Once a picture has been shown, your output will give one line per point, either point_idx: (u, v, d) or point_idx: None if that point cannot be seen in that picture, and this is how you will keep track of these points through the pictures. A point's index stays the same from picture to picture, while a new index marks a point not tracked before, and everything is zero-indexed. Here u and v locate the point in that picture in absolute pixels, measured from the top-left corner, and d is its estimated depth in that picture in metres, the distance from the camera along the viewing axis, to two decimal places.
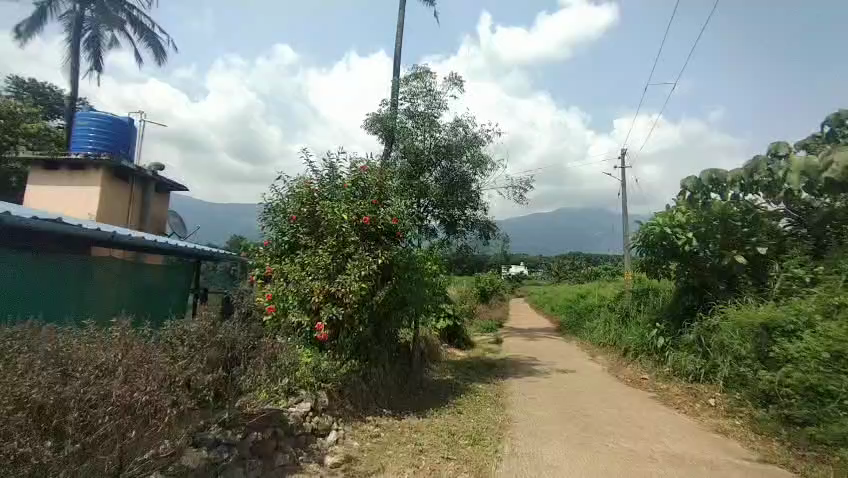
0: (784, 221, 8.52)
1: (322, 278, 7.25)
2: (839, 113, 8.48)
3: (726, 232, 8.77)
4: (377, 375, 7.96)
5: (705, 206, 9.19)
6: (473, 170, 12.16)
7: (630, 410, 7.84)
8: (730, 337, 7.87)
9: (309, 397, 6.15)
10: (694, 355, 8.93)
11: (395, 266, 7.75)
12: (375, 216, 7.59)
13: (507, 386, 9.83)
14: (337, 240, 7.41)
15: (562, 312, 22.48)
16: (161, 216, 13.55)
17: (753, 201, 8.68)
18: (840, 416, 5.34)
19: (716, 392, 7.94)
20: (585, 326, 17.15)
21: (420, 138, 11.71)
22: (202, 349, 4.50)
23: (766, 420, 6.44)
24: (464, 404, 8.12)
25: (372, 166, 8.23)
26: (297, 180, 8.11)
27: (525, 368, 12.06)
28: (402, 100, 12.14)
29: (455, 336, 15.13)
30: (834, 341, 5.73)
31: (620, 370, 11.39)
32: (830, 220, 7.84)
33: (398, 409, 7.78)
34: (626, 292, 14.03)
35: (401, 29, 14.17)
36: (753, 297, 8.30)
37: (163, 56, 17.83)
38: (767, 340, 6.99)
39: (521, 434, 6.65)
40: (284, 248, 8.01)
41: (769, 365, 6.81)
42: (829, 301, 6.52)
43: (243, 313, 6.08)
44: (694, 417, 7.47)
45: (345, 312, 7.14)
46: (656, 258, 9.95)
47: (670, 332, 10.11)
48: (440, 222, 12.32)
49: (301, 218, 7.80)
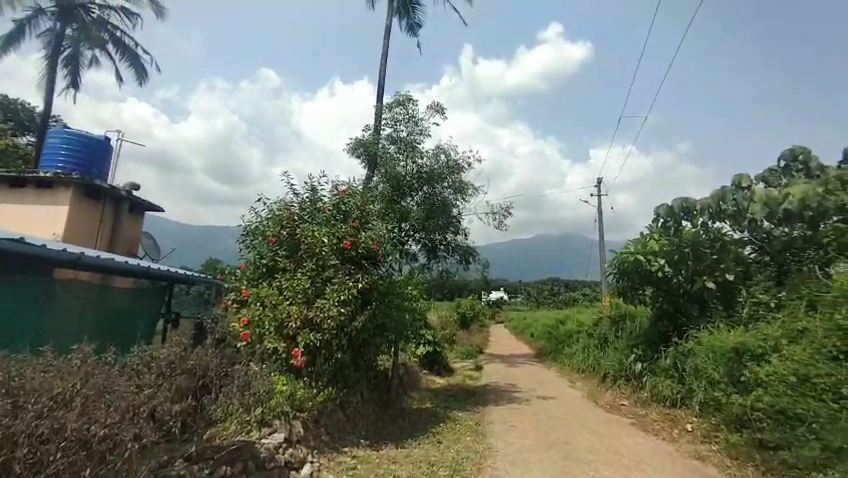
0: (748, 249, 8.84)
1: (300, 302, 7.14)
2: (793, 149, 9.08)
3: (697, 258, 9.09)
4: (353, 404, 7.77)
5: (676, 233, 9.46)
6: (454, 196, 12.37)
7: (610, 438, 7.81)
8: (705, 361, 8.02)
9: (284, 427, 5.92)
10: (670, 380, 9.05)
11: (375, 291, 7.66)
12: (356, 240, 7.56)
13: (487, 414, 9.69)
14: (316, 265, 7.37)
15: (542, 338, 22.55)
16: (133, 237, 13.11)
17: (720, 229, 9.06)
18: (810, 440, 5.44)
19: (693, 417, 8.01)
20: (564, 352, 17.22)
21: (402, 164, 11.88)
22: (170, 377, 4.27)
23: (741, 445, 6.53)
24: (444, 433, 7.95)
25: (353, 190, 8.27)
26: (277, 202, 8.07)
27: (505, 394, 11.94)
28: (385, 126, 12.37)
29: (435, 362, 14.93)
30: (800, 365, 5.90)
31: (599, 396, 11.41)
32: (790, 248, 8.23)
33: (376, 439, 7.50)
34: (604, 317, 14.22)
35: (384, 58, 14.55)
36: (724, 323, 8.57)
37: (144, 77, 17.75)
38: (738, 364, 7.19)
39: (501, 463, 6.54)
40: (262, 271, 7.86)
41: (742, 389, 7.00)
42: (794, 327, 6.64)
43: (216, 339, 5.86)
44: (673, 443, 7.48)
45: (323, 338, 6.99)
46: (631, 284, 10.03)
47: (647, 357, 10.25)
48: (421, 247, 12.39)
49: (281, 241, 7.74)
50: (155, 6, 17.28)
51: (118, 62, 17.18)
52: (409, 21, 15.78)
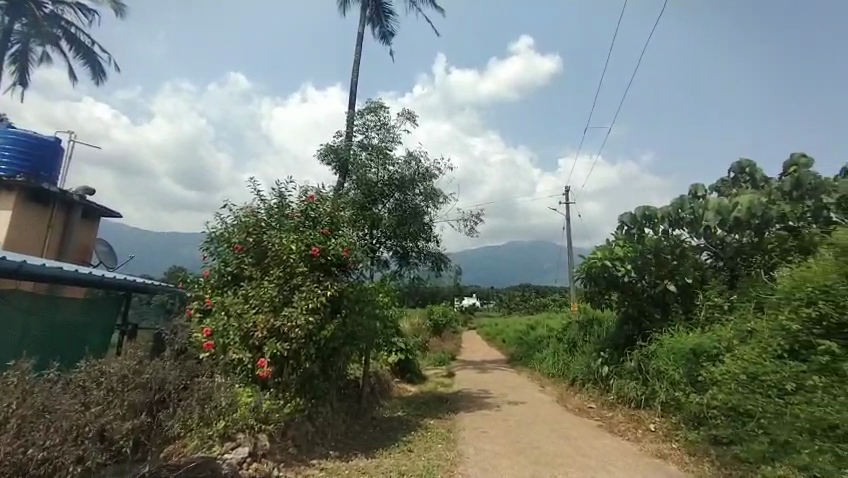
0: (705, 254, 9.28)
1: (267, 311, 6.98)
2: (740, 162, 9.70)
3: (659, 264, 9.46)
4: (323, 414, 7.64)
5: (639, 240, 9.80)
6: (425, 203, 12.41)
7: (578, 440, 7.98)
8: (666, 363, 8.35)
9: (248, 441, 5.75)
10: (635, 382, 9.34)
11: (345, 299, 7.49)
12: (325, 246, 7.43)
13: (458, 421, 9.70)
14: (284, 272, 7.20)
15: (513, 343, 22.83)
16: (86, 245, 12.47)
17: (680, 236, 9.48)
18: (758, 434, 5.76)
19: (655, 417, 8.29)
20: (535, 357, 17.48)
21: (374, 171, 11.84)
22: (122, 393, 4.00)
23: (698, 442, 6.79)
24: (415, 441, 7.88)
25: (323, 196, 8.17)
26: (243, 208, 7.89)
27: (477, 401, 12.00)
28: (356, 132, 12.32)
29: (407, 370, 14.83)
30: (750, 364, 6.35)
31: (568, 399, 11.63)
32: (741, 254, 8.75)
33: (346, 450, 7.33)
34: (573, 322, 14.55)
35: (356, 64, 14.53)
36: (684, 326, 8.91)
37: (100, 76, 17.03)
38: (695, 365, 7.54)
39: (472, 470, 6.54)
40: (227, 279, 7.68)
41: (699, 388, 7.33)
42: (744, 327, 7.11)
43: (176, 351, 5.60)
44: (637, 443, 7.69)
45: (290, 348, 6.83)
46: (597, 288, 10.23)
47: (613, 360, 10.55)
48: (393, 254, 12.35)
49: (247, 247, 7.57)
50: (114, 4, 16.61)
51: (72, 60, 16.40)
52: (382, 29, 15.86)
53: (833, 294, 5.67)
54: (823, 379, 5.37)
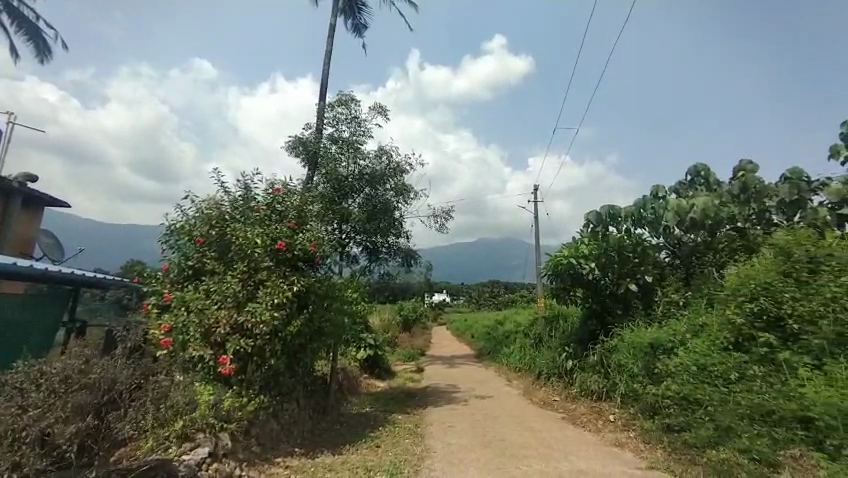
0: (664, 253, 9.69)
1: (230, 306, 6.76)
2: (696, 165, 10.19)
3: (622, 262, 9.78)
4: (289, 412, 7.47)
5: (603, 238, 10.08)
6: (396, 198, 12.32)
7: (542, 432, 8.17)
8: (626, 356, 8.66)
9: (208, 441, 5.51)
10: (597, 375, 9.65)
11: (313, 294, 7.32)
12: (291, 240, 7.26)
13: (426, 416, 9.73)
14: (248, 267, 7.00)
15: (482, 338, 23.20)
16: (27, 236, 11.67)
17: (642, 235, 9.84)
18: (706, 420, 6.09)
19: (615, 408, 8.59)
20: (502, 352, 17.81)
21: (344, 165, 11.64)
22: (65, 395, 3.79)
23: (652, 430, 7.09)
24: (382, 437, 7.85)
25: (290, 189, 7.97)
26: (205, 200, 7.60)
27: (446, 395, 12.10)
28: (326, 125, 12.09)
29: (376, 366, 14.75)
30: (700, 356, 6.77)
31: (534, 393, 11.90)
32: (696, 252, 9.22)
33: (312, 447, 7.19)
34: (539, 318, 14.90)
35: (328, 55, 14.21)
36: (644, 321, 9.29)
37: (47, 55, 15.90)
38: (653, 358, 7.88)
39: (439, 464, 6.58)
40: (188, 274, 7.38)
41: (656, 380, 7.66)
42: (696, 322, 7.62)
43: (128, 349, 5.31)
44: (597, 434, 7.94)
45: (255, 345, 6.63)
46: (563, 285, 10.37)
47: (577, 354, 10.87)
48: (362, 250, 12.26)
49: (209, 241, 7.33)
50: None
51: (13, 34, 15.18)
52: (355, 21, 15.58)
53: (772, 290, 6.42)
54: (761, 368, 5.96)
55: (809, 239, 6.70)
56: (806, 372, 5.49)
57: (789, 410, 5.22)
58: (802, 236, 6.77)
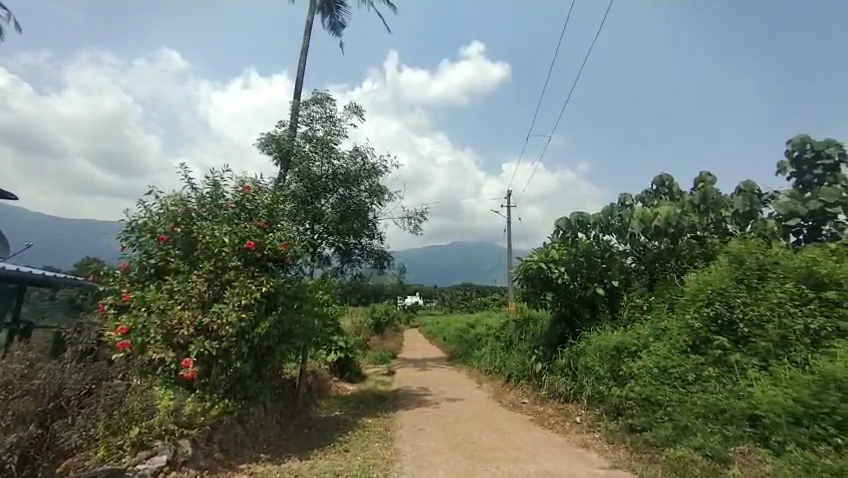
0: (629, 259, 10.03)
1: (195, 307, 6.54)
2: (661, 176, 10.62)
3: (590, 267, 10.06)
4: (255, 416, 7.25)
5: (573, 243, 10.35)
6: (370, 199, 12.22)
7: (511, 434, 8.26)
8: (592, 359, 8.89)
9: (167, 449, 5.23)
10: (565, 378, 9.85)
11: (282, 295, 7.15)
12: (261, 240, 7.07)
13: (396, 419, 9.67)
14: (215, 266, 6.78)
15: (454, 341, 23.28)
16: None
17: (609, 241, 10.13)
18: (666, 420, 6.34)
19: (581, 410, 8.79)
20: (474, 355, 17.98)
21: (318, 164, 11.47)
22: (8, 402, 4.32)
23: (616, 430, 7.29)
24: (351, 441, 7.74)
25: (260, 187, 7.78)
26: (170, 196, 7.32)
27: (417, 398, 12.08)
28: (301, 123, 11.89)
29: (346, 369, 14.55)
30: (661, 359, 7.04)
31: (504, 395, 12.04)
32: (659, 259, 9.61)
33: (278, 452, 6.98)
34: (510, 321, 15.13)
35: (303, 53, 13.99)
36: (610, 325, 9.56)
37: None
38: (618, 360, 8.14)
39: (407, 467, 6.54)
40: (150, 273, 7.09)
41: (620, 382, 7.90)
42: (658, 326, 7.94)
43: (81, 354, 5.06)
44: (564, 435, 8.09)
45: (220, 347, 6.39)
46: (534, 289, 10.53)
47: (546, 357, 11.08)
48: (335, 251, 12.11)
49: (174, 239, 7.07)
50: None
51: None
52: (332, 19, 15.41)
53: (726, 296, 6.75)
54: (716, 369, 6.28)
55: (759, 248, 7.08)
56: (754, 373, 5.85)
57: (739, 409, 5.54)
58: (753, 245, 7.14)
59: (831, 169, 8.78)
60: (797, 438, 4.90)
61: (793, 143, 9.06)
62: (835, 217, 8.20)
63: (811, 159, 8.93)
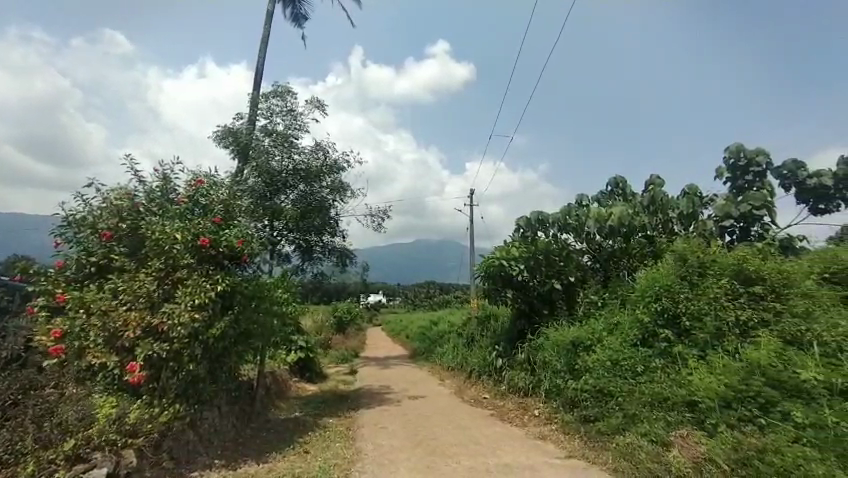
0: (586, 256, 10.41)
1: (142, 307, 6.16)
2: (615, 178, 11.12)
3: (548, 265, 10.40)
4: (209, 420, 6.94)
5: (532, 242, 10.62)
6: (332, 196, 11.96)
7: (471, 429, 8.38)
8: (550, 353, 9.17)
9: (107, 461, 4.88)
10: (524, 372, 10.12)
11: (239, 294, 6.87)
12: (216, 236, 6.77)
13: (358, 419, 9.56)
14: (165, 264, 6.40)
15: (416, 338, 23.36)
16: None
17: (567, 240, 10.46)
18: (617, 410, 6.66)
19: (539, 403, 9.05)
20: (436, 352, 18.12)
21: (277, 159, 11.12)
22: None
23: (571, 421, 7.57)
24: (311, 442, 7.59)
25: (215, 181, 7.43)
26: (114, 190, 6.85)
27: (378, 397, 12.01)
28: (259, 116, 11.47)
29: (307, 369, 14.24)
30: (613, 352, 7.38)
31: (465, 391, 12.20)
32: (612, 257, 10.06)
33: (233, 457, 6.70)
34: (471, 318, 15.35)
35: (263, 43, 13.49)
36: (567, 320, 9.92)
37: None
38: (574, 354, 8.47)
39: (369, 466, 6.49)
40: (90, 271, 6.63)
41: (576, 374, 8.22)
42: (611, 321, 8.32)
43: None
44: (523, 428, 8.31)
45: (170, 349, 6.02)
46: (494, 286, 10.72)
47: (506, 353, 11.32)
48: (295, 248, 11.82)
49: (118, 235, 6.62)
50: None
51: None
52: (295, 10, 14.97)
53: (672, 291, 7.18)
54: (661, 361, 6.68)
55: (700, 248, 7.55)
56: (694, 362, 6.28)
57: (679, 396, 5.91)
58: (695, 244, 7.62)
59: (760, 175, 9.54)
60: (727, 419, 5.28)
61: (729, 150, 9.74)
62: (761, 219, 8.97)
63: (744, 166, 9.63)
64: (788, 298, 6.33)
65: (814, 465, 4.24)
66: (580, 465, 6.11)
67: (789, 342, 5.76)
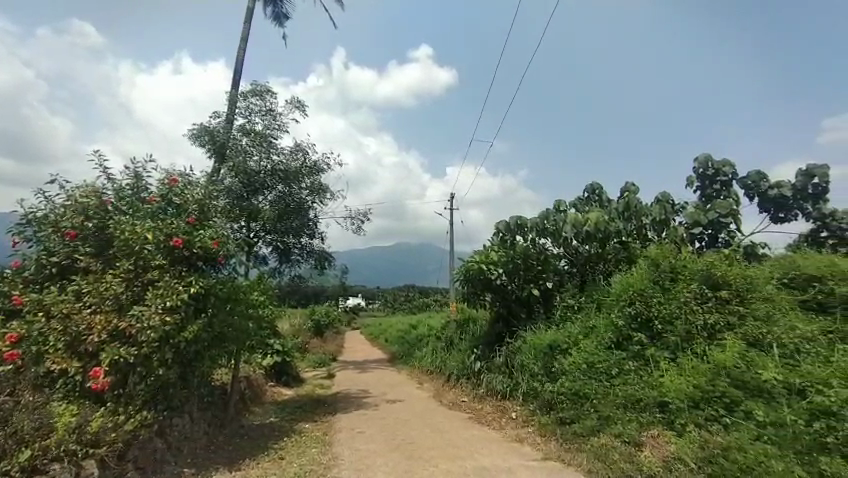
0: (563, 261, 10.53)
1: (108, 310, 5.93)
2: (592, 184, 11.37)
3: (527, 268, 10.52)
4: (179, 427, 6.70)
5: (511, 246, 10.74)
6: (311, 197, 11.78)
7: (449, 433, 8.37)
8: (527, 356, 9.26)
9: None
10: (502, 375, 10.18)
11: (213, 296, 6.69)
12: (190, 237, 6.57)
13: (334, 423, 9.43)
14: (134, 265, 6.18)
15: (395, 342, 23.28)
16: None
17: (545, 245, 10.62)
18: (592, 412, 6.78)
19: (517, 406, 9.13)
20: (415, 355, 18.09)
21: (255, 159, 10.93)
22: None
23: (547, 423, 7.65)
24: (287, 449, 7.42)
25: (190, 180, 7.23)
26: (80, 187, 6.58)
27: (356, 401, 11.88)
28: (238, 115, 11.26)
29: (283, 373, 13.96)
30: (589, 355, 7.52)
31: (443, 395, 12.20)
32: (589, 262, 10.28)
33: (204, 465, 6.49)
34: (450, 321, 15.38)
35: (243, 41, 13.25)
36: (544, 323, 10.06)
37: None
38: (551, 357, 8.60)
39: (345, 471, 6.40)
40: (51, 272, 6.36)
41: (552, 377, 8.33)
42: (587, 324, 8.48)
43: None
44: (500, 431, 8.36)
45: (139, 353, 5.74)
46: (474, 289, 10.79)
47: (484, 356, 11.38)
48: (272, 250, 11.62)
49: (83, 234, 6.37)
50: None
51: None
52: (276, 9, 14.78)
53: (645, 296, 7.36)
54: (634, 363, 6.85)
55: (672, 253, 7.79)
56: (666, 364, 6.46)
57: (651, 397, 6.07)
58: (666, 250, 7.87)
59: (727, 184, 9.93)
60: (695, 419, 5.45)
61: (698, 160, 10.12)
62: (728, 226, 9.32)
63: (712, 176, 10.01)
64: (752, 302, 6.59)
65: (774, 462, 4.40)
66: (556, 466, 6.17)
67: (752, 344, 6.02)
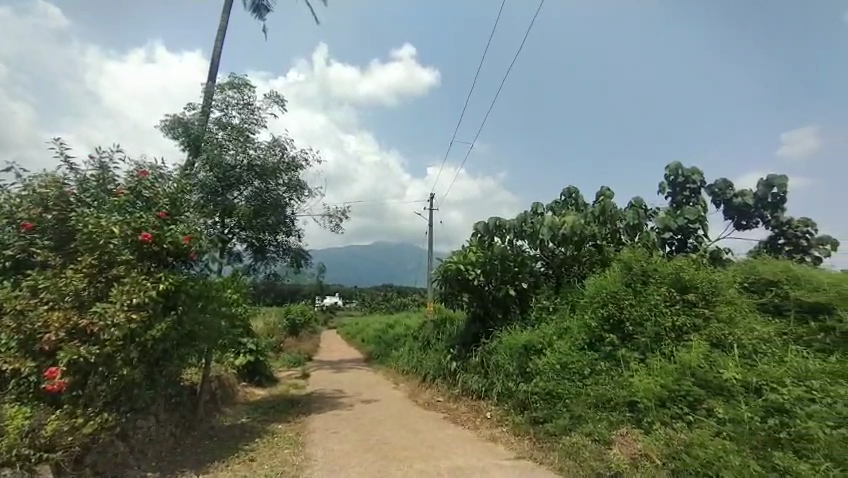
0: (539, 263, 10.71)
1: (68, 306, 5.66)
2: (569, 188, 11.58)
3: (504, 269, 10.62)
4: (143, 429, 6.45)
5: (489, 247, 10.83)
6: (289, 194, 11.55)
7: (424, 433, 8.37)
8: (502, 356, 9.36)
9: None
10: (478, 375, 10.25)
11: (184, 294, 6.46)
12: (160, 231, 6.33)
13: (308, 424, 9.28)
14: (98, 261, 5.92)
15: (372, 342, 23.14)
16: None
17: (522, 247, 10.75)
18: (564, 411, 6.89)
19: (491, 406, 9.20)
20: (391, 355, 18.01)
21: (231, 153, 10.66)
22: None
23: (521, 423, 7.74)
24: (258, 450, 7.25)
25: (161, 174, 6.97)
26: (41, 177, 6.26)
27: (331, 401, 11.72)
28: (214, 108, 10.95)
29: (256, 373, 13.65)
30: (562, 356, 7.65)
31: (419, 395, 12.18)
32: (564, 264, 10.46)
33: (170, 468, 6.27)
34: (428, 321, 15.39)
35: (221, 32, 12.90)
36: (519, 324, 10.18)
37: None
38: (525, 357, 8.71)
39: (318, 472, 6.30)
40: (5, 266, 6.05)
41: (527, 377, 8.44)
42: (561, 325, 8.63)
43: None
44: (475, 431, 8.41)
45: (101, 352, 5.49)
46: (451, 289, 10.83)
47: (460, 356, 11.43)
48: (247, 247, 11.35)
49: (41, 227, 6.07)
50: None
51: None
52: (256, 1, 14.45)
53: (617, 298, 7.54)
54: (606, 364, 7.02)
55: (643, 257, 8.02)
56: (635, 364, 6.64)
57: (621, 397, 6.23)
58: (638, 253, 8.09)
59: (695, 192, 10.29)
60: (662, 418, 5.61)
61: (669, 168, 10.44)
62: (696, 232, 9.66)
63: (682, 183, 10.35)
64: (716, 305, 6.85)
65: (732, 457, 4.58)
66: (528, 465, 6.25)
67: (715, 345, 6.25)
